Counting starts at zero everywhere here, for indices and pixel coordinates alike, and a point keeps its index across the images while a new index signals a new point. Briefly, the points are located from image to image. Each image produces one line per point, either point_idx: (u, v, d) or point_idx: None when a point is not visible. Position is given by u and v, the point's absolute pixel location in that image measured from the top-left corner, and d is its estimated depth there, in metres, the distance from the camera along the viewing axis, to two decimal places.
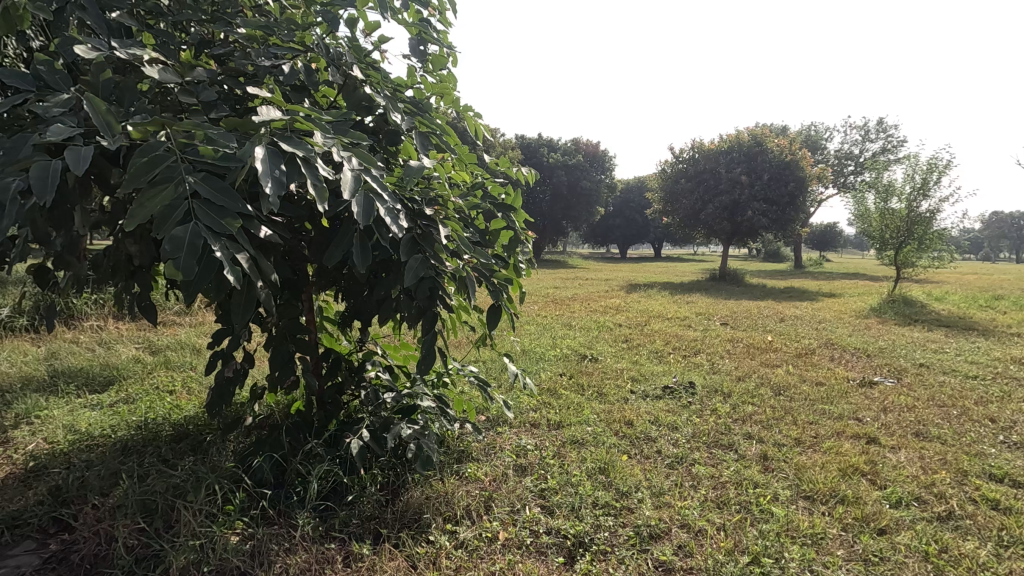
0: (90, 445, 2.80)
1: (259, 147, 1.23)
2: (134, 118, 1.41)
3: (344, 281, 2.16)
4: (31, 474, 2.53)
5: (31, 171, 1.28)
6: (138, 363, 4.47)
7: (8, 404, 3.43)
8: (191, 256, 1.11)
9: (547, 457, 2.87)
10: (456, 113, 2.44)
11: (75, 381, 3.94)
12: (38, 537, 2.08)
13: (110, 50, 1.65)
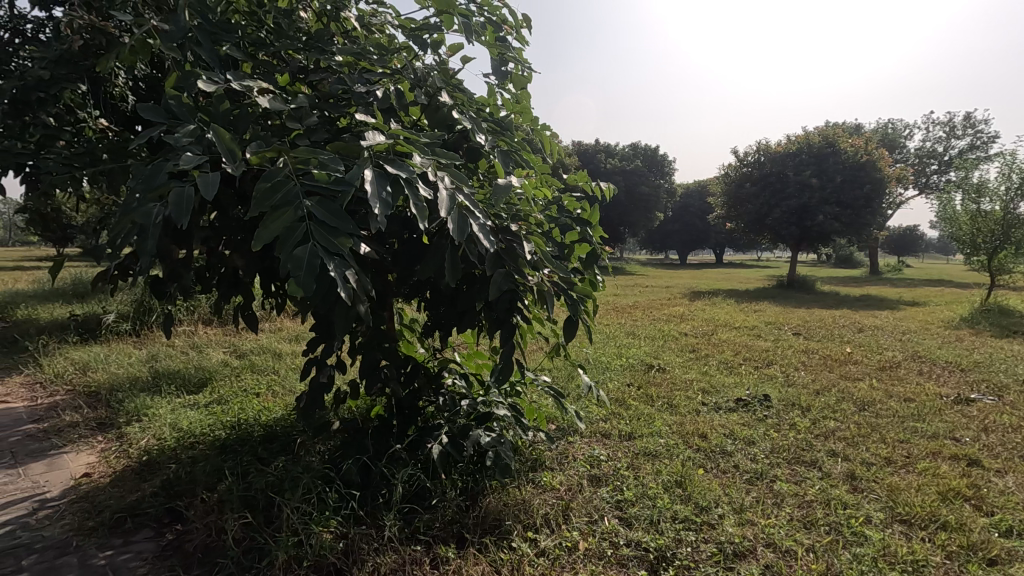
0: (193, 442, 3.03)
1: (368, 171, 1.31)
2: (252, 145, 1.53)
3: (427, 293, 2.24)
4: (145, 468, 2.77)
5: (171, 196, 1.41)
6: (227, 366, 4.79)
7: (120, 403, 3.77)
8: (310, 274, 1.19)
9: (621, 468, 2.85)
10: (532, 131, 2.51)
11: (174, 381, 4.27)
12: (154, 526, 2.27)
13: (226, 82, 1.80)
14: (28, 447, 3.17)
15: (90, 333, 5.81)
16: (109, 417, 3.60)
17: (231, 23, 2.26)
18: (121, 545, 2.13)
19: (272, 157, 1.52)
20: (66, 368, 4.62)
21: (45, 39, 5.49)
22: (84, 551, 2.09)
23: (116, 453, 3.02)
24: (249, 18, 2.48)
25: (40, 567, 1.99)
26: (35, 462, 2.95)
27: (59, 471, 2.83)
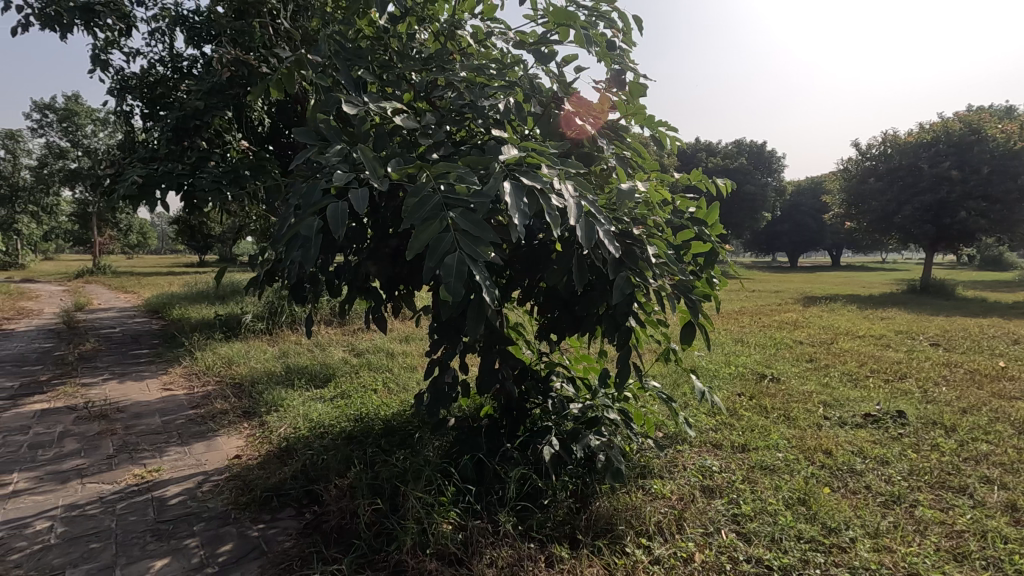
0: (323, 431, 3.33)
1: (506, 183, 1.40)
2: (392, 162, 1.68)
3: (542, 297, 2.30)
4: (284, 453, 3.08)
5: (328, 212, 1.57)
6: (347, 363, 5.18)
7: (259, 394, 4.22)
8: (459, 279, 1.29)
9: (736, 481, 2.74)
10: (649, 132, 2.49)
11: (303, 376, 4.70)
12: (296, 505, 2.53)
13: (365, 104, 1.98)
14: (190, 429, 3.65)
15: (232, 331, 6.54)
16: (252, 406, 4.04)
17: (363, 50, 2.46)
18: (270, 520, 2.40)
19: (411, 172, 1.65)
20: (215, 362, 5.24)
21: (199, 75, 6.32)
22: (241, 523, 2.37)
23: (260, 438, 3.38)
24: (376, 44, 2.70)
25: (208, 533, 2.29)
26: (197, 443, 3.39)
27: (216, 452, 3.23)
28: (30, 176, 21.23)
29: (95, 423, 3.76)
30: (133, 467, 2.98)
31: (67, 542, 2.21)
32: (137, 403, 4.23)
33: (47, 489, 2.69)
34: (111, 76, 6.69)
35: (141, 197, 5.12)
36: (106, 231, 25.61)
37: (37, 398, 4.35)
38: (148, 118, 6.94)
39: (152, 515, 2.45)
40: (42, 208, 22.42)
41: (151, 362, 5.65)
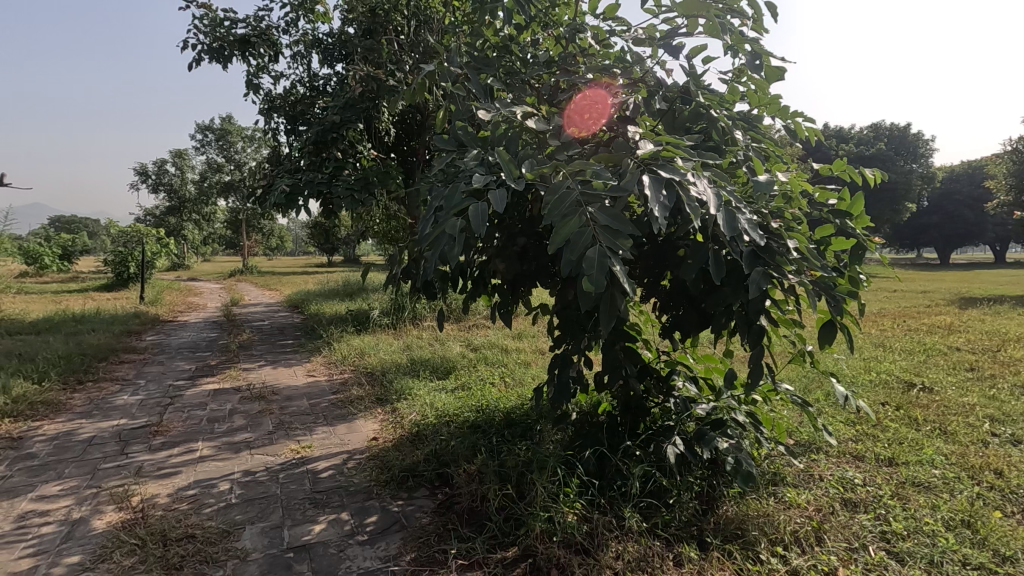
0: (448, 419, 3.54)
1: (646, 177, 1.45)
2: (526, 163, 1.77)
3: (668, 293, 2.29)
4: (415, 437, 3.33)
5: (470, 212, 1.68)
6: (465, 357, 5.44)
7: (390, 383, 4.57)
8: (601, 272, 1.34)
9: (884, 496, 2.51)
10: (783, 122, 2.37)
11: (427, 368, 5.01)
12: (429, 486, 2.73)
13: (497, 110, 2.09)
14: (333, 412, 4.05)
15: (362, 325, 7.13)
16: (384, 394, 4.39)
17: (491, 58, 2.59)
18: (408, 498, 2.61)
19: (546, 172, 1.73)
20: (349, 353, 5.75)
21: (334, 92, 6.97)
22: (383, 499, 2.61)
23: (393, 423, 3.67)
24: (501, 51, 2.83)
25: (356, 505, 2.54)
26: (339, 424, 3.76)
27: (356, 433, 3.57)
28: (194, 189, 24.57)
29: (256, 402, 4.30)
30: (290, 443, 3.38)
31: (244, 502, 2.56)
32: (288, 387, 4.77)
33: (225, 457, 3.13)
34: (262, 98, 7.58)
35: (288, 204, 5.76)
36: (252, 236, 28.91)
37: (210, 380, 5.06)
38: (291, 134, 7.77)
39: (309, 485, 2.76)
40: (204, 216, 25.85)
41: (295, 351, 6.33)
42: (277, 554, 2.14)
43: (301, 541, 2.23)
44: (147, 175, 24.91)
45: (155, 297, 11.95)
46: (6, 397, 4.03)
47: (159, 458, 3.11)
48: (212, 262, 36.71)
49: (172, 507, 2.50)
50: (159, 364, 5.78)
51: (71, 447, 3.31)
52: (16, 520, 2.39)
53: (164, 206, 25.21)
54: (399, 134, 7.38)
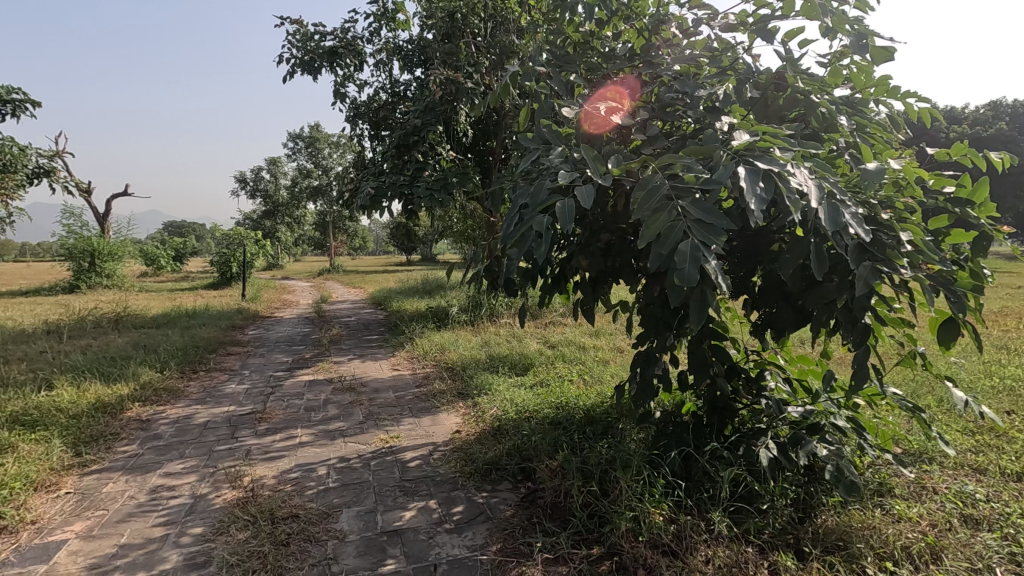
0: (528, 414, 3.57)
1: (742, 168, 1.40)
2: (612, 159, 1.76)
3: (761, 289, 2.19)
4: (496, 431, 3.39)
5: (557, 209, 1.69)
6: (543, 354, 5.46)
7: (470, 378, 4.68)
8: (694, 266, 1.30)
9: (1012, 515, 2.26)
10: (893, 105, 2.19)
11: (506, 364, 5.08)
12: (512, 480, 2.77)
13: (582, 106, 2.09)
14: (418, 405, 4.21)
15: (442, 321, 7.34)
16: (465, 388, 4.51)
17: (571, 55, 2.59)
18: (492, 490, 2.67)
19: (633, 167, 1.71)
20: (431, 348, 5.95)
21: (415, 96, 7.22)
22: (468, 490, 2.69)
23: (475, 417, 3.77)
24: (582, 47, 2.83)
25: (443, 495, 2.63)
26: (424, 417, 3.90)
27: (440, 426, 3.69)
28: (286, 194, 26.30)
29: (347, 394, 4.55)
30: (379, 432, 3.56)
31: (341, 487, 2.73)
32: (375, 380, 5.01)
33: (322, 444, 3.35)
34: (348, 105, 7.99)
35: (374, 206, 6.04)
36: (338, 237, 30.53)
37: (305, 371, 5.42)
38: (375, 138, 8.13)
39: (398, 473, 2.90)
40: (295, 219, 27.62)
41: (381, 346, 6.63)
42: (371, 537, 2.26)
43: (393, 526, 2.34)
44: (246, 182, 26.99)
45: (254, 294, 12.93)
46: (136, 384, 4.53)
47: (264, 442, 3.38)
48: (302, 262, 39.13)
49: (278, 488, 2.71)
50: (260, 356, 6.26)
51: (191, 430, 3.67)
52: (149, 492, 2.68)
53: (261, 211, 27.22)
54: (476, 135, 7.53)
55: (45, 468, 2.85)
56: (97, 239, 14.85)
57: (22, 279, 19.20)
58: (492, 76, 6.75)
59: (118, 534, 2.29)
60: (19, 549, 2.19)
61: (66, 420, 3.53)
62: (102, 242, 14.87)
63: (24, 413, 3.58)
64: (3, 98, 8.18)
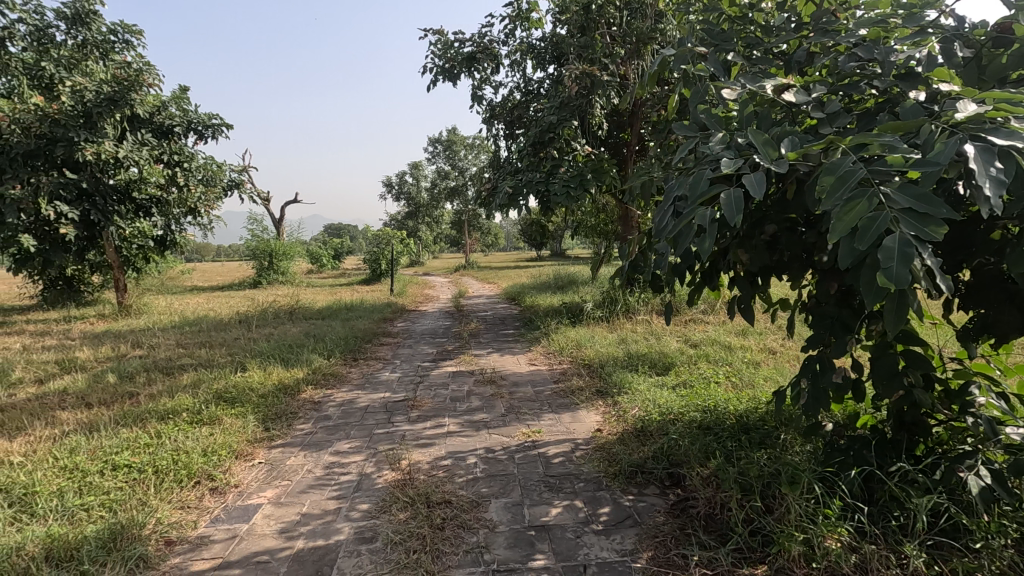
0: (674, 416, 3.39)
1: (970, 146, 1.18)
2: (786, 143, 1.58)
3: (973, 288, 1.83)
4: (639, 432, 3.27)
5: (722, 200, 1.55)
6: (684, 353, 5.18)
7: (609, 375, 4.59)
8: (904, 263, 1.11)
9: None
10: None
11: (645, 363, 4.89)
12: (659, 485, 2.65)
13: (746, 87, 1.92)
14: (557, 400, 4.22)
15: (576, 317, 7.33)
16: (603, 386, 4.42)
17: (728, 30, 2.39)
18: (639, 494, 2.57)
19: (814, 150, 1.53)
20: (567, 344, 5.95)
21: (549, 93, 7.25)
22: (613, 491, 2.62)
23: (616, 416, 3.67)
24: (738, 21, 2.60)
25: (588, 494, 2.60)
26: (564, 413, 3.90)
27: (581, 423, 3.65)
28: (427, 195, 28.19)
29: (488, 386, 4.72)
30: (521, 426, 3.62)
31: (488, 477, 2.82)
32: (514, 374, 5.14)
33: (468, 434, 3.49)
34: (485, 107, 8.27)
35: (511, 204, 6.18)
36: (473, 234, 31.93)
37: (449, 363, 5.72)
38: (510, 138, 8.33)
39: (543, 468, 2.92)
40: (434, 219, 29.44)
41: (517, 341, 6.79)
42: (520, 530, 2.30)
43: (541, 521, 2.36)
44: (392, 186, 29.34)
45: (401, 289, 13.99)
46: (309, 369, 5.12)
47: (417, 429, 3.61)
48: (440, 259, 41.78)
49: (431, 473, 2.87)
50: (408, 347, 6.73)
51: (354, 412, 4.06)
52: (324, 468, 3.00)
53: (405, 212, 29.42)
54: (611, 128, 7.37)
55: (243, 440, 3.32)
56: (275, 241, 17.12)
57: (220, 276, 22.77)
58: (628, 66, 6.56)
59: (301, 503, 2.59)
60: (227, 508, 2.57)
61: (257, 398, 4.09)
62: (278, 243, 17.11)
63: (226, 390, 4.21)
64: (206, 123, 9.68)
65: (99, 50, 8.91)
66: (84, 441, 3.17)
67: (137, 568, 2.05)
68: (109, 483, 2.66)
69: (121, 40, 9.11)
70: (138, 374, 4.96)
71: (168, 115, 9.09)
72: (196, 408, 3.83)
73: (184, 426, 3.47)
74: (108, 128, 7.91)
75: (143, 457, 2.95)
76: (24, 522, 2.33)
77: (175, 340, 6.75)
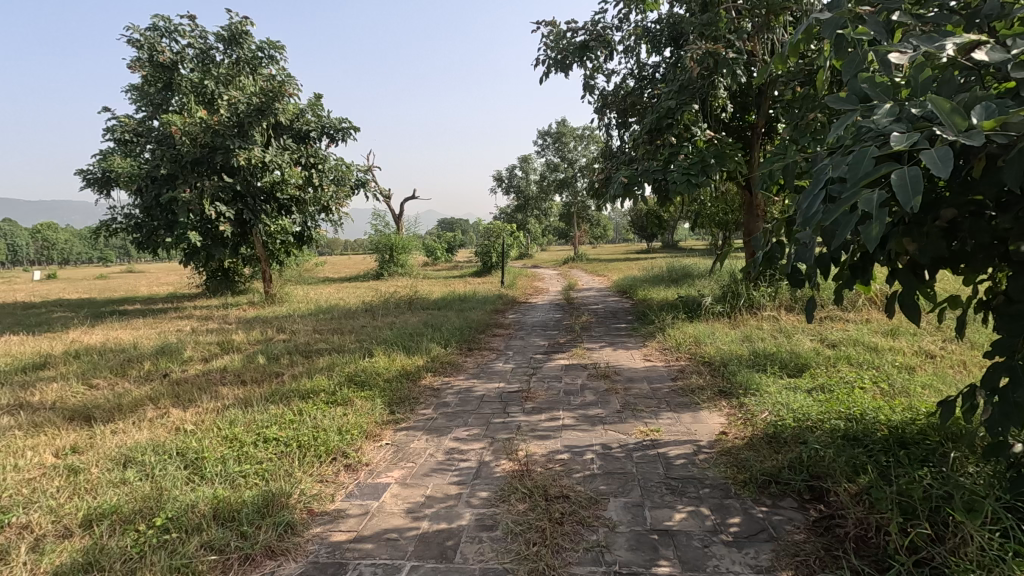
0: (811, 422, 3.08)
1: None
2: (978, 111, 1.33)
3: None
4: (771, 438, 3.01)
5: (892, 181, 1.35)
6: (820, 353, 4.70)
7: (733, 374, 4.29)
8: None
9: None
10: None
11: (774, 363, 4.51)
12: (796, 498, 2.42)
13: (919, 48, 1.65)
14: (676, 399, 4.04)
15: (693, 312, 6.96)
16: (727, 386, 4.14)
17: None
18: (773, 506, 2.36)
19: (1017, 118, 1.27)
20: (684, 340, 5.67)
21: (667, 77, 6.92)
22: (743, 500, 2.43)
23: (742, 419, 3.42)
24: None
25: (714, 501, 2.44)
26: (684, 412, 3.71)
27: (703, 424, 3.45)
28: (537, 188, 28.50)
29: (602, 381, 4.64)
30: (639, 424, 3.50)
31: (606, 475, 2.76)
32: (628, 369, 5.00)
33: (584, 429, 3.44)
34: (597, 97, 8.13)
35: (626, 195, 6.00)
36: (582, 226, 31.68)
37: (561, 356, 5.71)
38: (623, 126, 8.11)
39: (663, 470, 2.79)
40: (542, 211, 29.65)
41: (630, 335, 6.61)
42: (642, 532, 2.21)
43: (664, 526, 2.25)
44: (503, 180, 29.98)
45: (510, 281, 14.27)
46: (429, 357, 5.37)
47: (532, 421, 3.63)
48: (549, 251, 42.06)
49: (548, 466, 2.87)
50: (521, 338, 6.82)
51: (471, 401, 4.18)
52: (445, 453, 3.11)
53: (514, 206, 29.94)
54: (734, 109, 6.88)
55: (372, 422, 3.55)
56: (395, 235, 18.24)
57: (347, 269, 24.80)
58: (756, 40, 6.06)
59: (425, 486, 2.70)
60: (360, 485, 2.75)
61: (383, 383, 4.37)
62: (398, 238, 18.19)
63: (356, 374, 4.54)
64: (337, 127, 10.51)
65: (249, 66, 9.96)
66: (241, 415, 3.58)
67: (285, 533, 2.26)
68: (261, 453, 2.97)
69: (267, 55, 10.15)
70: (282, 356, 5.51)
71: (305, 121, 9.98)
72: (331, 389, 4.17)
73: (321, 406, 3.78)
74: (257, 136, 8.85)
75: (288, 432, 3.25)
76: (196, 482, 2.66)
77: (312, 326, 7.44)
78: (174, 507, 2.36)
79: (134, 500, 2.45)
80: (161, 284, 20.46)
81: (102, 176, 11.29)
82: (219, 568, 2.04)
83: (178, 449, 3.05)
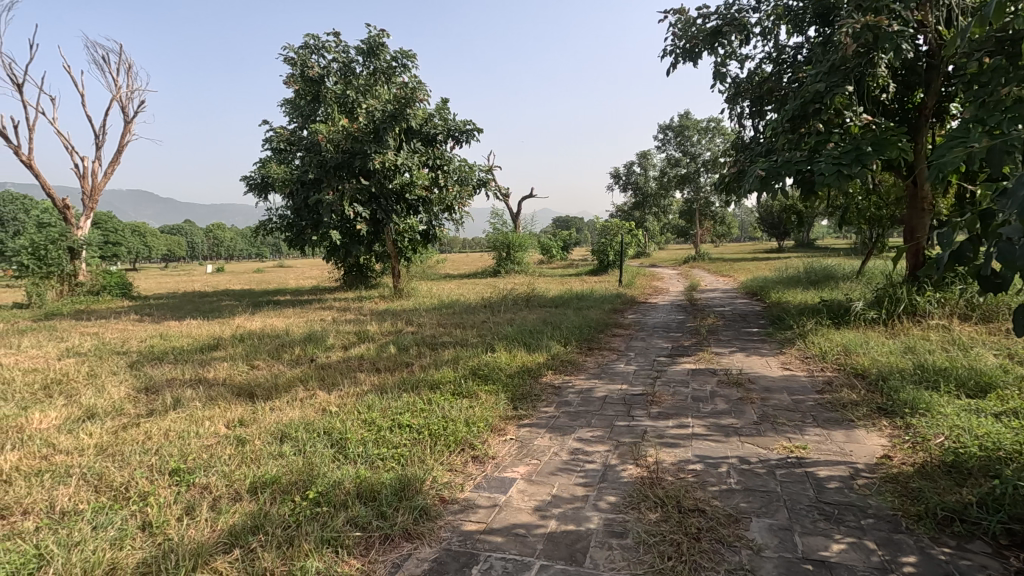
0: (1005, 453, 2.59)
1: None
2: None
3: None
4: (949, 468, 2.59)
5: None
6: (1009, 372, 3.98)
7: (894, 391, 3.76)
8: None
9: None
10: None
11: (947, 380, 3.89)
12: (990, 542, 2.04)
13: None
14: (824, 414, 3.63)
15: (840, 317, 6.27)
16: (887, 403, 3.64)
17: None
18: (959, 548, 2.02)
19: None
20: (831, 348, 5.10)
21: (812, 58, 6.28)
22: (918, 537, 2.10)
23: (909, 443, 2.98)
24: None
25: (880, 534, 2.14)
26: (834, 430, 3.32)
27: (859, 445, 3.06)
28: (656, 185, 27.51)
29: (735, 389, 4.32)
30: (781, 439, 3.19)
31: (746, 491, 2.54)
32: (764, 378, 4.60)
33: (718, 439, 3.21)
34: (729, 85, 7.62)
35: (762, 189, 5.54)
36: (704, 224, 30.01)
37: (686, 360, 5.42)
38: (757, 115, 7.53)
39: (813, 492, 2.51)
40: (662, 208, 28.58)
41: (763, 341, 6.10)
42: (793, 560, 1.99)
43: (820, 556, 2.01)
44: (620, 177, 29.31)
45: (629, 280, 13.91)
46: (549, 354, 5.37)
47: (660, 426, 3.46)
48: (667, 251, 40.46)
49: (680, 475, 2.71)
50: (642, 339, 6.60)
51: (593, 401, 4.10)
52: (570, 453, 3.07)
53: (632, 204, 29.15)
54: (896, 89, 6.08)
55: (497, 416, 3.60)
56: (512, 234, 18.57)
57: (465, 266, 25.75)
58: (927, 8, 5.28)
59: (551, 484, 2.68)
60: (487, 477, 2.80)
61: (505, 378, 4.43)
62: (515, 236, 18.51)
63: (479, 367, 4.66)
64: (461, 130, 10.93)
65: (385, 76, 10.70)
66: (377, 401, 3.82)
67: (420, 518, 2.35)
68: (396, 439, 3.14)
69: (400, 65, 10.83)
70: (411, 347, 5.82)
71: (433, 125, 10.50)
72: (457, 381, 4.33)
73: (449, 397, 3.92)
74: (390, 140, 9.46)
75: (420, 420, 3.41)
76: (341, 461, 2.88)
77: (436, 320, 7.79)
78: (323, 483, 2.56)
79: (290, 473, 2.70)
80: (305, 279, 22.61)
81: (261, 181, 12.77)
82: (362, 544, 2.17)
83: (325, 429, 3.33)
